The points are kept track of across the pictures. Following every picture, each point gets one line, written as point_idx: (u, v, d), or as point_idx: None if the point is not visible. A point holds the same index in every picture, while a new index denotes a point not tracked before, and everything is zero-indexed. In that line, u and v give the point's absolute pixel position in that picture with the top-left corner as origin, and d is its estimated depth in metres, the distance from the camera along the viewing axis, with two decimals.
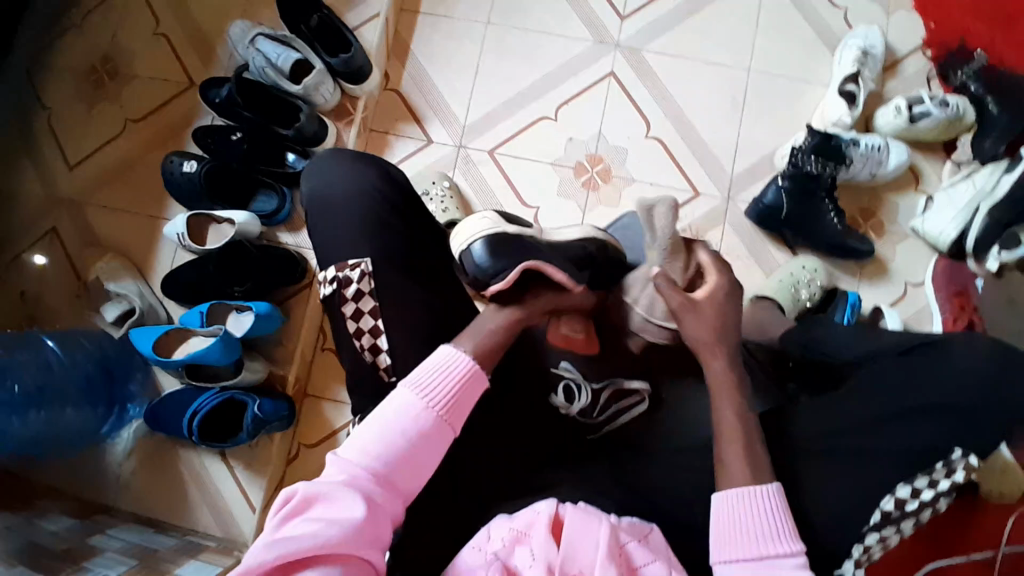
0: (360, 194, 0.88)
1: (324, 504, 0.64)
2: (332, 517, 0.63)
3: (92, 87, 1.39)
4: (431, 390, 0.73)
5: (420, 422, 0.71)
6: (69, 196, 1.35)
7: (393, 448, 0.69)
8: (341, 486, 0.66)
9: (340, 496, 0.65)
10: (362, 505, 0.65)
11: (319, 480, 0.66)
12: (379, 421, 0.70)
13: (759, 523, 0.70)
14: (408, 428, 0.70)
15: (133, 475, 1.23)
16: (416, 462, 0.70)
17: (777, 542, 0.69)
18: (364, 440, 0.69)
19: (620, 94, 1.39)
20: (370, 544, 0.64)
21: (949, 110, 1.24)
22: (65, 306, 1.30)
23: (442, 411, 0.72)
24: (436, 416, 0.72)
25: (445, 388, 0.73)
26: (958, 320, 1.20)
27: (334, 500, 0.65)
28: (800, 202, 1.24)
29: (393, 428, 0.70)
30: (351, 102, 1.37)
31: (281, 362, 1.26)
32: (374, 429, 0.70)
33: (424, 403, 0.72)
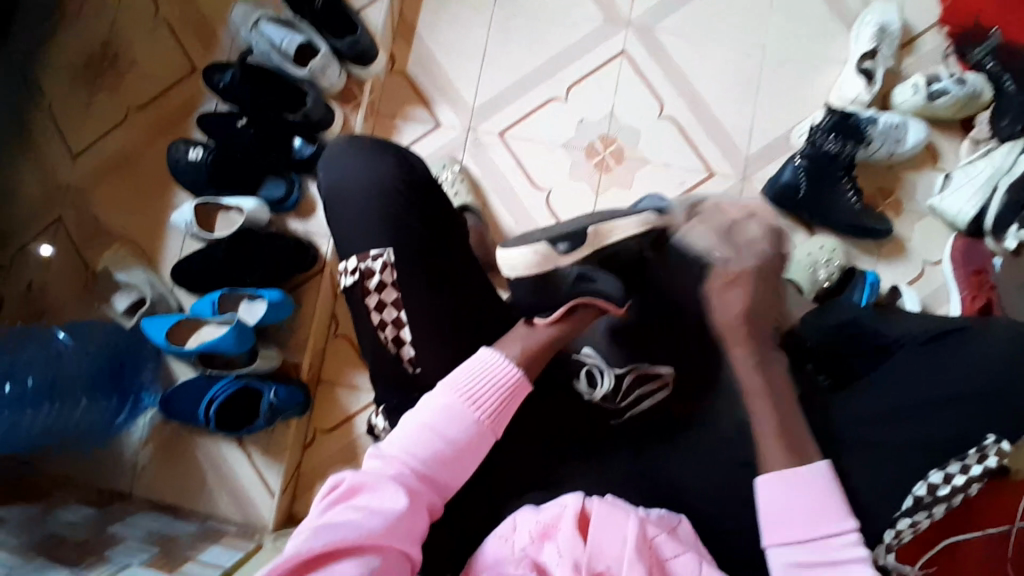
0: (382, 180, 0.86)
1: (368, 494, 0.66)
2: (375, 508, 0.64)
3: (93, 74, 1.37)
4: (475, 392, 0.74)
5: (463, 423, 0.72)
6: (74, 186, 1.33)
7: (436, 447, 0.70)
8: (385, 479, 0.67)
9: (383, 488, 0.66)
10: (404, 499, 0.66)
11: (363, 472, 0.67)
12: (424, 419, 0.72)
13: (814, 502, 0.70)
14: (452, 429, 0.71)
15: (149, 464, 1.23)
16: (457, 463, 0.71)
17: (828, 522, 0.68)
18: (409, 438, 0.71)
19: (631, 75, 1.36)
20: (408, 538, 0.65)
21: (967, 88, 1.22)
22: (74, 297, 1.29)
23: (485, 414, 0.73)
24: (480, 421, 0.73)
25: (490, 393, 0.74)
26: (977, 298, 1.16)
27: (378, 491, 0.66)
28: (817, 181, 1.22)
29: (438, 429, 0.71)
30: (357, 86, 1.35)
31: (294, 350, 1.25)
32: (419, 425, 0.71)
33: (468, 404, 0.73)
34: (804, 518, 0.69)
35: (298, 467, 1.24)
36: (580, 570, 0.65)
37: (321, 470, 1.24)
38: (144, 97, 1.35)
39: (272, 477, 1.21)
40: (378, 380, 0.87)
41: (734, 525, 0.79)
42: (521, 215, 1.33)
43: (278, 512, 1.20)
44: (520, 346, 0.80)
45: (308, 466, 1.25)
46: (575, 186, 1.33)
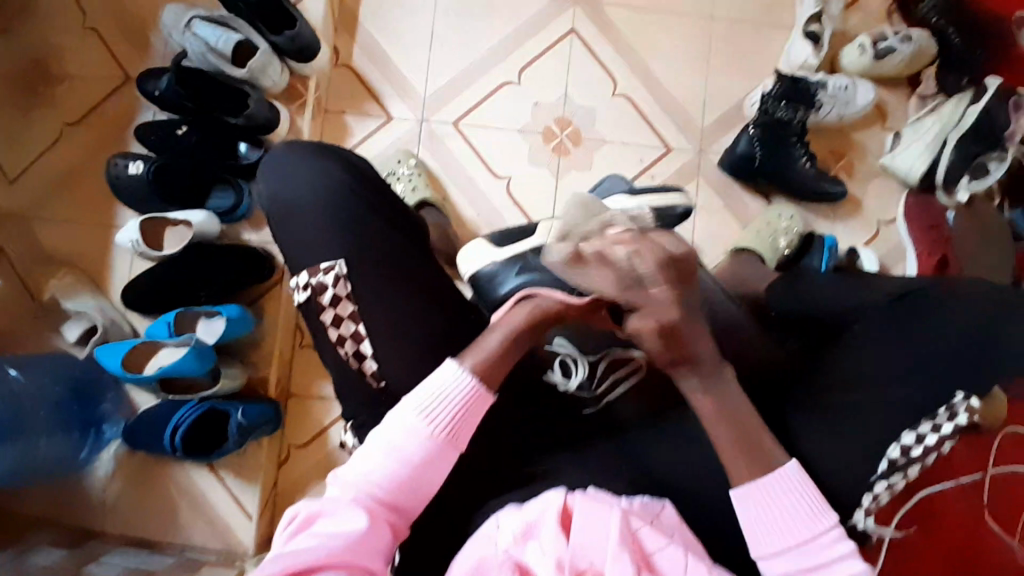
0: (327, 190, 0.83)
1: (328, 519, 0.66)
2: (337, 531, 0.65)
3: (19, 90, 1.29)
4: (428, 408, 0.72)
5: (421, 440, 0.71)
6: (10, 211, 1.26)
7: (396, 468, 0.70)
8: (342, 503, 0.67)
9: (344, 511, 0.67)
10: (365, 520, 0.66)
11: (323, 498, 0.68)
12: (381, 440, 0.71)
13: (794, 510, 0.67)
14: (409, 448, 0.70)
15: (118, 496, 1.19)
16: (420, 483, 0.70)
17: (813, 521, 0.67)
18: (365, 463, 0.70)
19: (584, 53, 1.33)
20: (370, 558, 0.65)
21: (913, 44, 1.22)
22: (22, 327, 1.21)
23: (441, 428, 0.71)
24: (437, 436, 0.71)
25: (445, 407, 0.72)
26: (934, 254, 1.18)
27: (338, 515, 0.66)
28: (772, 149, 1.22)
29: (391, 450, 0.70)
30: (302, 83, 1.30)
31: (258, 365, 1.22)
32: (372, 449, 0.70)
33: (426, 421, 0.71)
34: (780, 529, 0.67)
35: (276, 486, 1.23)
36: (564, 569, 0.64)
37: (300, 486, 1.23)
38: (77, 112, 1.28)
39: (247, 499, 1.19)
40: (343, 395, 0.84)
41: (725, 509, 0.78)
42: (482, 206, 1.30)
43: (258, 533, 1.19)
44: (479, 355, 0.75)
45: (286, 483, 1.23)
46: (536, 172, 1.31)
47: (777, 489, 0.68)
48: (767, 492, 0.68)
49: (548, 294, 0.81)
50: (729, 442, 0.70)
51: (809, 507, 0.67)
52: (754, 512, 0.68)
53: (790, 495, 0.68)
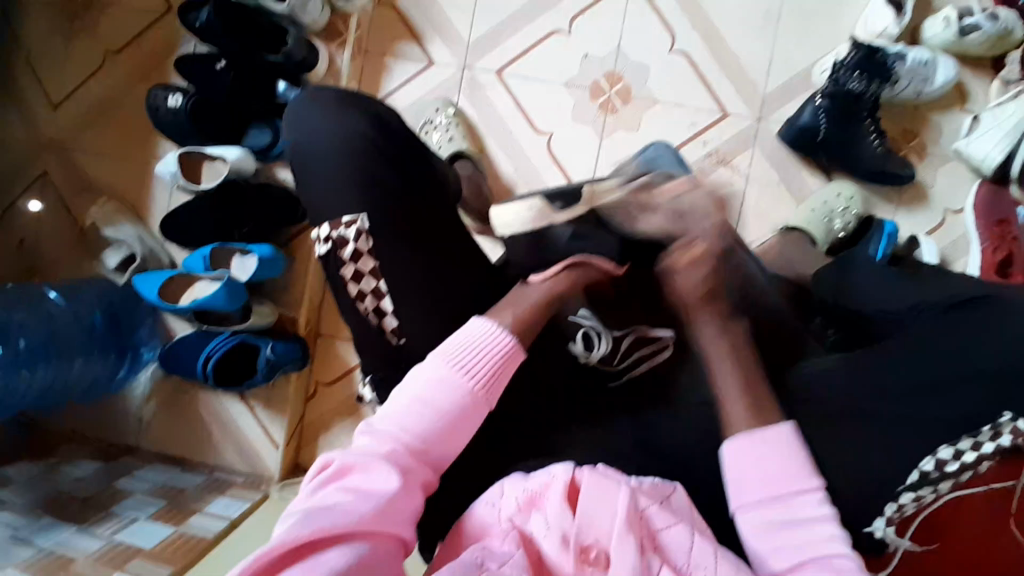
0: (356, 143, 0.81)
1: (359, 475, 0.65)
2: (370, 487, 0.64)
3: (65, 14, 1.28)
4: (464, 363, 0.73)
5: (455, 396, 0.71)
6: (55, 137, 1.28)
7: (429, 422, 0.70)
8: (375, 458, 0.66)
9: (377, 466, 0.66)
10: (399, 477, 0.65)
11: (354, 451, 0.67)
12: (413, 394, 0.71)
13: (776, 463, 0.68)
14: (445, 401, 0.70)
15: (155, 418, 1.25)
16: (451, 439, 0.71)
17: (793, 480, 0.67)
18: (400, 416, 0.70)
19: (641, 4, 1.24)
20: (400, 519, 0.64)
21: (999, 24, 1.10)
22: (67, 253, 1.26)
23: (477, 384, 0.72)
24: (473, 392, 0.72)
25: (482, 363, 0.73)
26: (999, 250, 1.09)
27: (370, 470, 0.66)
28: (840, 123, 1.12)
29: (427, 404, 0.70)
30: (342, 22, 1.25)
31: (289, 304, 1.24)
32: (408, 401, 0.70)
33: (460, 377, 0.72)
34: (764, 481, 0.67)
35: (301, 421, 1.28)
36: (568, 544, 0.64)
37: (324, 423, 1.27)
38: (120, 39, 1.27)
39: (274, 430, 1.23)
40: (361, 351, 0.84)
41: None
42: (520, 161, 1.26)
43: (283, 463, 1.23)
44: (512, 313, 0.78)
45: (311, 418, 1.27)
46: (578, 130, 1.25)
47: (767, 439, 0.69)
48: (757, 441, 0.69)
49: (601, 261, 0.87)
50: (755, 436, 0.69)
51: (800, 464, 0.67)
52: (742, 466, 0.68)
53: (779, 451, 0.68)
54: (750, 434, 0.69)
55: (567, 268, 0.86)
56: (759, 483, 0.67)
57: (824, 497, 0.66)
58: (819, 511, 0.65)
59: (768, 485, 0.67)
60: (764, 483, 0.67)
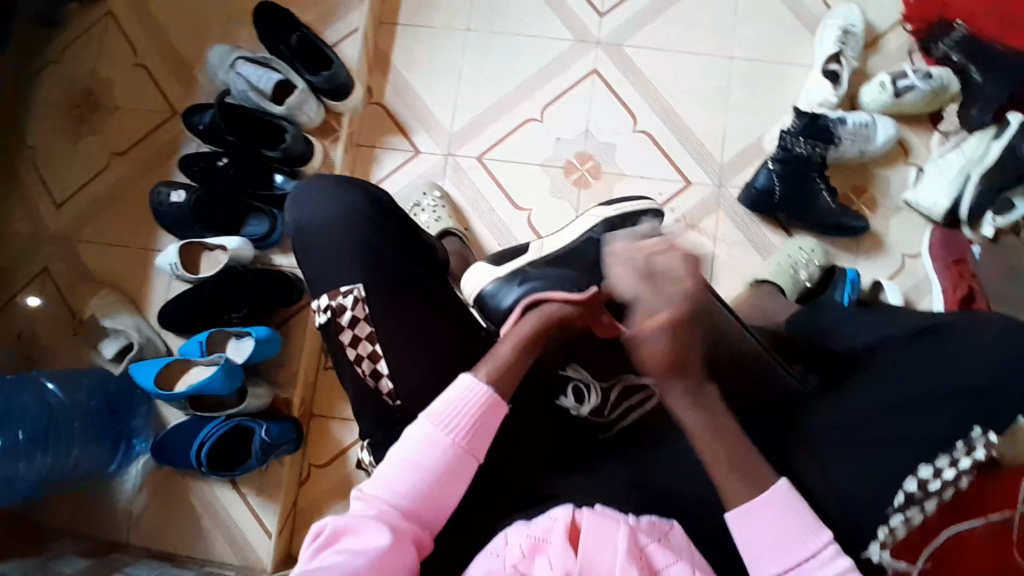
0: (354, 216, 0.88)
1: (353, 536, 0.67)
2: (363, 547, 0.65)
3: (74, 122, 1.38)
4: (448, 420, 0.74)
5: (440, 452, 0.72)
6: (58, 234, 1.34)
7: (418, 480, 0.71)
8: (367, 519, 0.68)
9: (368, 526, 0.67)
10: (389, 534, 0.67)
11: (347, 515, 0.68)
12: (401, 454, 0.72)
13: (786, 530, 0.68)
14: (431, 459, 0.72)
15: (145, 510, 1.22)
16: (440, 495, 0.72)
17: (803, 543, 0.67)
18: (390, 477, 0.71)
19: (606, 92, 1.38)
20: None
21: (933, 81, 1.25)
22: (63, 345, 1.28)
23: (462, 437, 0.73)
24: (458, 448, 0.73)
25: (465, 419, 0.74)
26: (959, 288, 1.18)
27: (362, 531, 0.67)
28: (792, 183, 1.23)
29: (415, 462, 0.72)
30: (336, 119, 1.36)
31: (284, 385, 1.25)
32: (397, 462, 0.72)
33: (444, 433, 0.73)
34: (773, 555, 0.67)
35: (295, 507, 1.25)
36: None
37: (319, 508, 1.25)
38: (126, 143, 1.37)
39: (268, 517, 1.21)
40: (359, 413, 0.86)
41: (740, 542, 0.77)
42: (504, 236, 1.34)
43: (276, 552, 1.20)
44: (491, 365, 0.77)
45: (305, 503, 1.25)
46: (556, 204, 1.35)
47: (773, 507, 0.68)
48: (756, 514, 0.68)
49: (560, 300, 0.83)
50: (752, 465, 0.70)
51: (804, 526, 0.68)
52: (750, 543, 0.68)
53: (787, 516, 0.68)
54: (749, 506, 0.68)
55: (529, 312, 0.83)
56: (767, 562, 0.67)
57: (838, 552, 0.67)
58: (834, 569, 0.66)
59: (779, 557, 0.67)
60: (776, 556, 0.67)
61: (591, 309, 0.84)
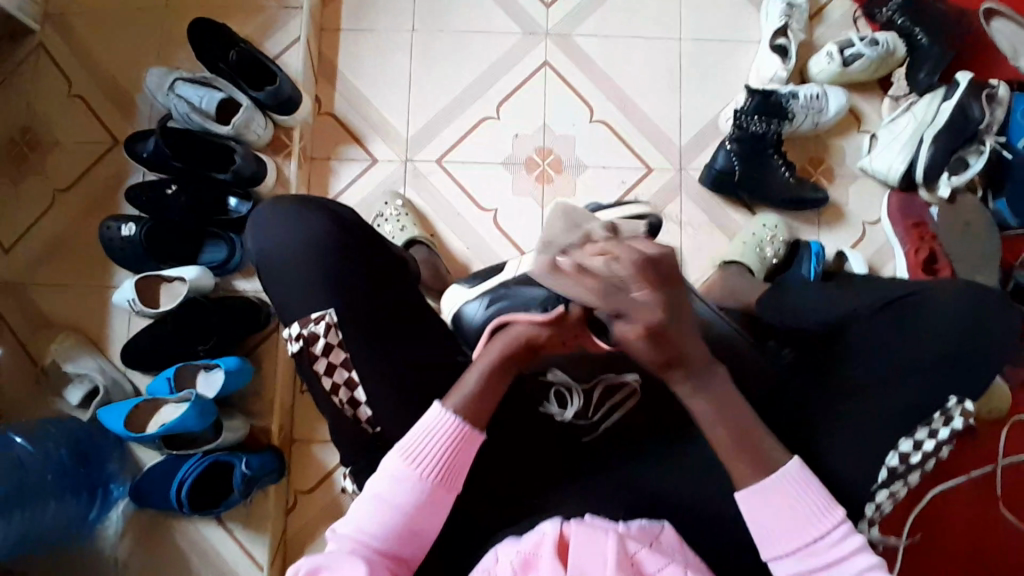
0: (315, 240, 0.84)
1: None
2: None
3: (11, 161, 1.32)
4: (418, 454, 0.71)
5: (410, 488, 0.70)
6: (7, 279, 1.28)
7: (391, 515, 0.69)
8: (342, 555, 0.67)
9: (343, 564, 0.64)
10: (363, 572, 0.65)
11: (321, 553, 0.65)
12: (372, 491, 0.70)
13: (804, 508, 0.68)
14: (403, 496, 0.70)
15: (130, 555, 1.19)
16: (415, 529, 0.69)
17: (820, 520, 0.67)
18: (362, 516, 0.69)
19: (559, 83, 1.37)
20: None
21: (880, 48, 1.26)
22: (25, 395, 1.24)
23: (433, 473, 0.71)
24: (429, 482, 0.70)
25: (435, 453, 0.71)
26: (920, 250, 1.22)
27: (338, 568, 0.64)
28: (750, 162, 1.24)
29: (387, 500, 0.69)
30: (286, 134, 1.32)
31: (260, 414, 1.23)
32: (368, 500, 0.70)
33: (415, 466, 0.71)
34: (790, 534, 0.67)
35: (285, 534, 1.23)
36: None
37: (309, 532, 1.23)
38: (68, 178, 1.31)
39: (257, 548, 1.19)
40: (342, 440, 0.85)
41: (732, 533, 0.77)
42: (471, 239, 1.33)
43: None
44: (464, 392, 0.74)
45: (294, 530, 1.23)
46: (521, 202, 1.33)
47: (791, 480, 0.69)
48: (767, 499, 0.68)
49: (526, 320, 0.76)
50: (737, 458, 0.70)
51: (817, 502, 0.68)
52: (762, 519, 0.68)
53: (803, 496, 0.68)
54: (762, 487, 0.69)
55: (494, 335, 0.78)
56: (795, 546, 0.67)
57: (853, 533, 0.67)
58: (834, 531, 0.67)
59: (792, 526, 0.67)
60: (795, 532, 0.67)
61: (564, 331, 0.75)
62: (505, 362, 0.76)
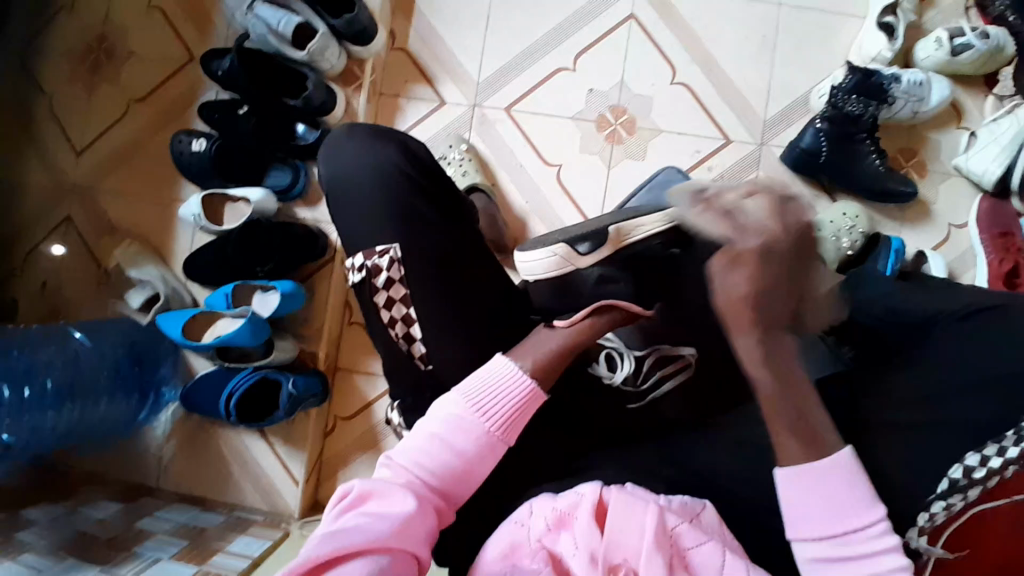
0: (391, 172, 0.84)
1: (379, 500, 0.65)
2: (387, 512, 0.63)
3: (90, 67, 1.34)
4: (482, 402, 0.71)
5: (471, 432, 0.70)
6: (79, 182, 1.33)
7: (445, 456, 0.69)
8: (393, 485, 0.66)
9: (391, 493, 0.66)
10: (412, 503, 0.65)
11: (373, 479, 0.67)
12: (432, 429, 0.70)
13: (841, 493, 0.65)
14: (461, 438, 0.69)
15: (173, 458, 1.26)
16: (466, 472, 0.69)
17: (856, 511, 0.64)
18: (417, 451, 0.69)
19: (641, 40, 1.30)
20: (418, 541, 0.64)
21: (991, 42, 1.15)
22: (90, 294, 1.30)
23: (495, 422, 0.71)
24: (489, 429, 0.70)
25: (498, 403, 0.72)
26: (1004, 262, 1.13)
27: (386, 496, 0.65)
28: (838, 144, 1.17)
29: (444, 440, 0.69)
30: (358, 66, 1.30)
31: (310, 339, 1.25)
32: (424, 437, 0.70)
33: (477, 413, 0.71)
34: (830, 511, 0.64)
35: (321, 456, 1.27)
36: (597, 563, 0.62)
37: (343, 459, 1.27)
38: (144, 89, 1.33)
39: (294, 467, 1.23)
40: (391, 376, 0.85)
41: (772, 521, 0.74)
42: (531, 193, 1.30)
43: (303, 500, 1.23)
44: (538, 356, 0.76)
45: (331, 454, 1.27)
46: (585, 161, 1.29)
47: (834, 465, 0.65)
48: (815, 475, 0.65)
49: (619, 307, 0.82)
50: (795, 450, 0.67)
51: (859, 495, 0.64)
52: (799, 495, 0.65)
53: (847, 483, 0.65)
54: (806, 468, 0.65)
55: (591, 316, 0.81)
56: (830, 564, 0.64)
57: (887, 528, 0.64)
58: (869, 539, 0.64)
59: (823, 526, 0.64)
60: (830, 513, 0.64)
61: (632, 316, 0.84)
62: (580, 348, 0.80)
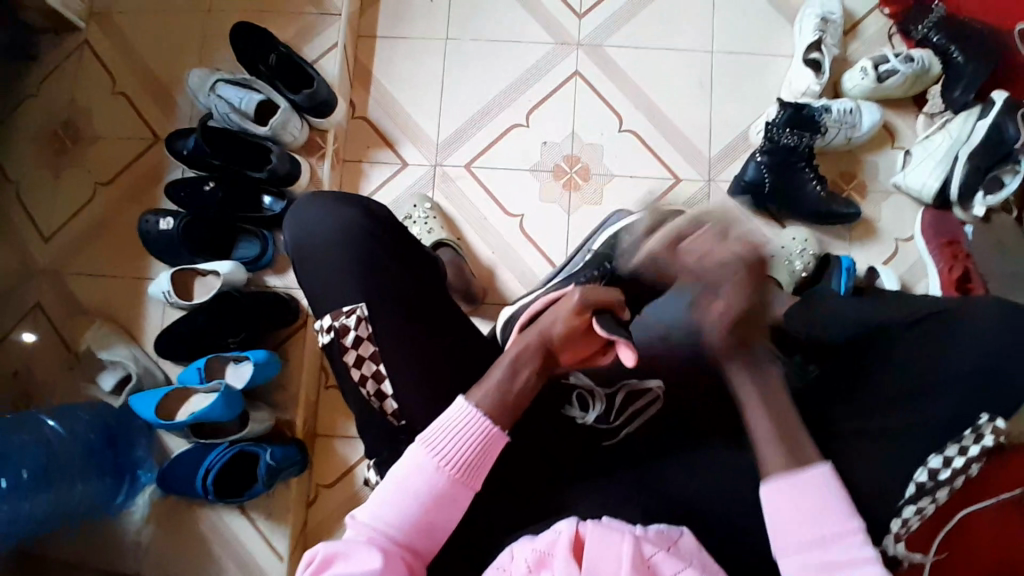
0: (354, 232, 0.87)
1: (347, 560, 0.66)
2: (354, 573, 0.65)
3: (56, 154, 1.37)
4: (440, 449, 0.71)
5: (432, 481, 0.70)
6: (49, 266, 1.33)
7: (410, 508, 0.69)
8: (360, 544, 0.67)
9: (358, 552, 0.66)
10: (379, 561, 0.66)
11: (340, 539, 0.68)
12: (393, 482, 0.70)
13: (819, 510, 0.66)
14: (423, 489, 0.70)
15: (151, 542, 1.22)
16: (433, 522, 0.70)
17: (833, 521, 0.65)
18: (381, 506, 0.70)
19: (588, 92, 1.38)
20: None
21: (915, 64, 1.25)
22: (60, 379, 1.28)
23: (456, 468, 0.71)
24: (450, 476, 0.70)
25: (457, 448, 0.71)
26: (953, 268, 1.19)
27: (354, 556, 0.66)
28: (780, 173, 1.24)
29: (406, 492, 0.69)
30: (320, 137, 1.35)
31: (286, 408, 1.25)
32: (387, 491, 0.70)
33: (435, 461, 0.70)
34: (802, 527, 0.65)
35: (305, 527, 1.24)
36: None
37: (328, 525, 1.24)
38: (110, 172, 1.36)
39: (277, 540, 1.21)
40: (366, 432, 0.86)
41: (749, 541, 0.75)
42: (496, 243, 1.34)
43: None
44: (495, 390, 0.74)
45: (314, 525, 1.25)
46: (546, 209, 1.34)
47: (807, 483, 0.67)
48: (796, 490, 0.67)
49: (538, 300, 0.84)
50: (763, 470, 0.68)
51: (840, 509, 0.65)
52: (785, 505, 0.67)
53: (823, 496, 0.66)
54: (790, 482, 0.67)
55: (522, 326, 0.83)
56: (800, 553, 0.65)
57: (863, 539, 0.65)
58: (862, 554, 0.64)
59: (814, 526, 0.65)
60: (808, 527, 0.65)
61: (575, 315, 0.78)
62: (528, 353, 0.77)
